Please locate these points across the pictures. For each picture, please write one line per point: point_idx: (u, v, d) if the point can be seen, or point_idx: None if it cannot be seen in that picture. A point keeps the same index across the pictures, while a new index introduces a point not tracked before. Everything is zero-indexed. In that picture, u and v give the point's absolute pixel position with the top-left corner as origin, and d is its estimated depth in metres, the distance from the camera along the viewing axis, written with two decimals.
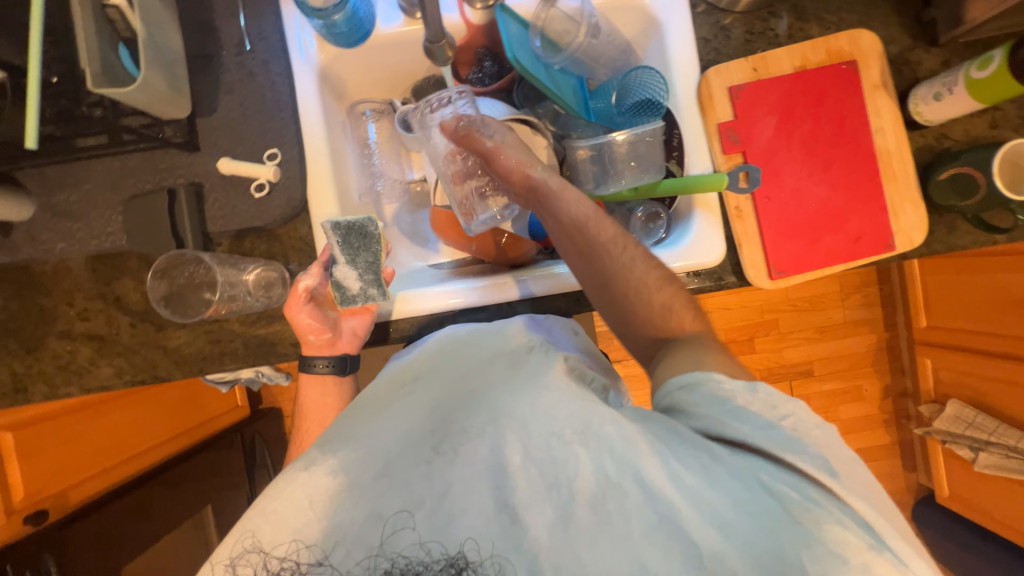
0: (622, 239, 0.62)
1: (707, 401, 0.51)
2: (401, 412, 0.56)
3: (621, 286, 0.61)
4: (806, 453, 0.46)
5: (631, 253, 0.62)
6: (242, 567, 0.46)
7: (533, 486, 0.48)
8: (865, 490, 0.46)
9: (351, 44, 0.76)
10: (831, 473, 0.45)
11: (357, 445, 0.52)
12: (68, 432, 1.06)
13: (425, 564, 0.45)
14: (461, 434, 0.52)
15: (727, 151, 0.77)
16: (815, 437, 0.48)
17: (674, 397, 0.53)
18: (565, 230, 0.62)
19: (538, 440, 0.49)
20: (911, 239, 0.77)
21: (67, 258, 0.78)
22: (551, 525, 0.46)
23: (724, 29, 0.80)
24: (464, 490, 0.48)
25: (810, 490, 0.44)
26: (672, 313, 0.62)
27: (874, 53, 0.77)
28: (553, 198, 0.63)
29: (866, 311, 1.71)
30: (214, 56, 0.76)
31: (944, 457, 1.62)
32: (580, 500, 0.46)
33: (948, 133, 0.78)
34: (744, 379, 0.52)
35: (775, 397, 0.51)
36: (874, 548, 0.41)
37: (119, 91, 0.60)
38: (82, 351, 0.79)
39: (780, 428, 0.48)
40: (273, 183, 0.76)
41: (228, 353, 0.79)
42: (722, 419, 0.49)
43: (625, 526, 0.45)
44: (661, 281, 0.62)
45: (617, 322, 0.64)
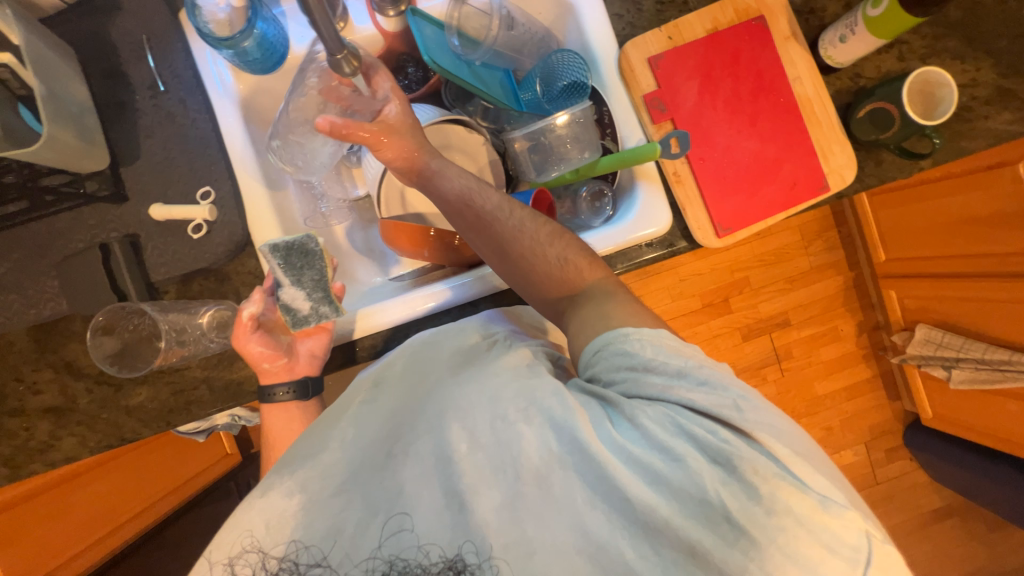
0: (508, 203, 0.66)
1: (620, 359, 0.53)
2: (355, 420, 0.55)
3: (515, 247, 0.64)
4: (709, 393, 0.48)
5: (516, 215, 0.65)
6: (241, 566, 0.47)
7: (478, 471, 0.49)
8: (774, 419, 0.48)
9: (267, 69, 0.75)
10: (737, 410, 0.48)
11: (316, 459, 0.52)
12: (48, 510, 1.01)
13: (423, 566, 0.47)
14: (414, 432, 0.53)
15: (657, 121, 0.79)
16: (722, 375, 0.51)
17: (591, 362, 0.55)
18: (455, 207, 0.68)
19: (481, 427, 0.51)
20: (844, 177, 0.79)
21: (8, 332, 0.75)
22: (499, 506, 0.48)
23: (635, 3, 0.81)
24: (415, 487, 0.49)
25: (724, 432, 0.47)
26: (569, 264, 0.63)
27: (779, 5, 0.80)
28: (437, 178, 0.69)
29: (829, 254, 1.77)
30: (127, 102, 0.74)
31: (922, 380, 1.68)
32: (526, 479, 0.48)
33: (861, 72, 0.81)
34: (649, 328, 0.54)
35: (678, 344, 0.53)
36: (779, 475, 0.44)
37: (24, 151, 0.59)
38: (40, 426, 0.76)
39: (684, 375, 0.50)
40: (211, 223, 0.74)
41: (194, 401, 0.76)
42: (639, 375, 0.51)
43: (569, 496, 0.48)
44: (552, 236, 0.65)
45: (523, 286, 0.66)
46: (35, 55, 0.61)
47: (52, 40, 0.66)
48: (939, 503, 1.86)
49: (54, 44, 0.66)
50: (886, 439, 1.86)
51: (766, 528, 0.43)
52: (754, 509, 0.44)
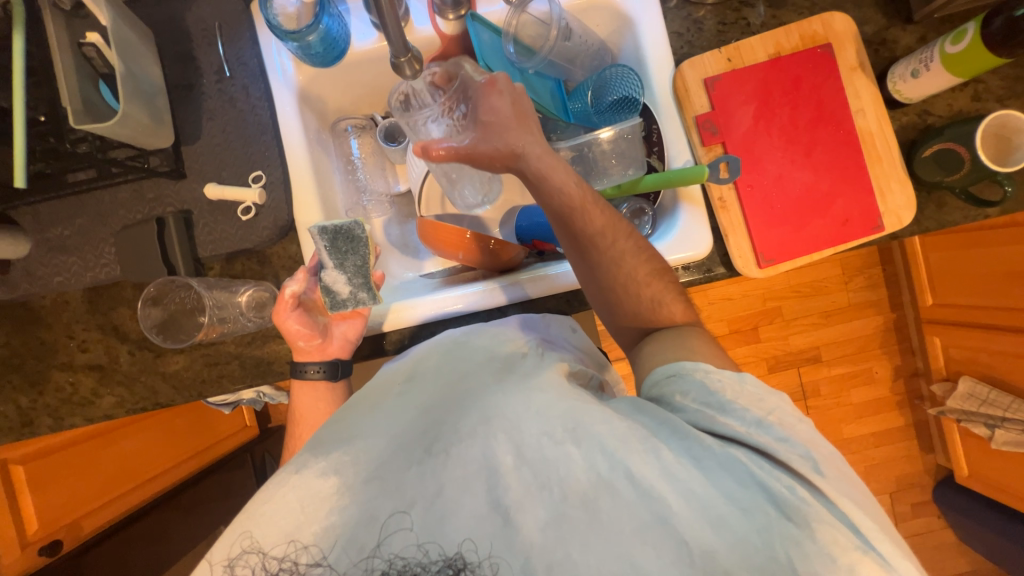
0: (613, 229, 0.65)
1: (695, 391, 0.54)
2: (387, 411, 0.57)
3: (614, 280, 0.65)
4: (788, 448, 0.49)
5: (620, 246, 0.65)
6: (241, 567, 0.46)
7: (525, 485, 0.48)
8: (848, 488, 0.49)
9: (327, 63, 0.77)
10: (816, 471, 0.48)
11: (349, 444, 0.53)
12: (83, 459, 1.09)
13: (423, 565, 0.45)
14: (451, 433, 0.52)
15: (707, 143, 0.77)
16: (801, 434, 0.51)
17: (662, 384, 0.57)
18: (559, 217, 0.64)
19: (531, 442, 0.50)
20: (901, 219, 0.76)
21: (65, 291, 0.79)
22: (545, 525, 0.46)
23: (696, 22, 0.80)
24: (457, 491, 0.48)
25: (801, 491, 0.47)
26: (662, 308, 0.66)
27: (849, 34, 0.77)
28: (540, 182, 0.64)
29: (871, 292, 1.69)
30: (194, 85, 0.78)
31: (961, 436, 1.59)
32: (574, 500, 0.47)
33: (930, 109, 0.77)
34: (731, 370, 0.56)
35: (759, 393, 0.54)
36: (856, 549, 0.44)
37: (100, 125, 0.62)
38: (85, 382, 0.80)
39: (765, 425, 0.51)
40: (259, 206, 0.77)
41: (226, 375, 0.80)
42: (713, 414, 0.52)
43: (621, 526, 0.46)
44: (650, 275, 0.66)
45: (605, 311, 0.69)
46: (119, 37, 0.65)
47: (134, 22, 0.70)
48: (965, 567, 1.75)
49: (136, 26, 0.70)
50: (914, 493, 1.76)
51: None
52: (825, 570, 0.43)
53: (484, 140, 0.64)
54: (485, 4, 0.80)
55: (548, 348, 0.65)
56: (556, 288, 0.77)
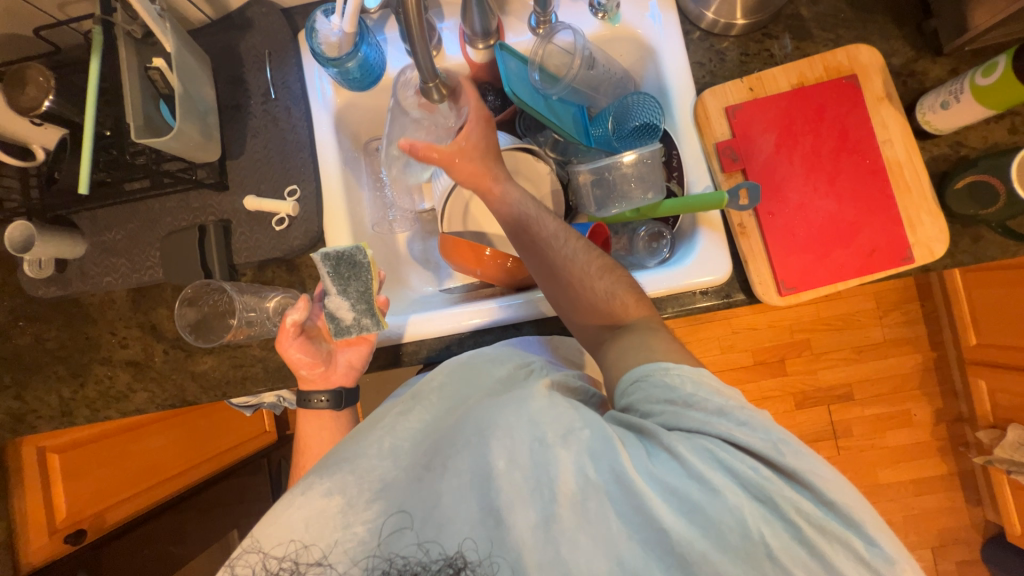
0: (565, 233, 0.69)
1: (658, 392, 0.52)
2: (388, 431, 0.56)
3: (566, 275, 0.66)
4: (753, 432, 0.47)
5: (571, 245, 0.67)
6: (241, 566, 0.47)
7: (517, 488, 0.47)
8: (820, 463, 0.46)
9: (364, 87, 0.83)
10: (778, 453, 0.46)
11: (351, 464, 0.52)
12: (107, 453, 1.13)
13: (423, 564, 0.46)
14: (450, 447, 0.52)
15: (727, 169, 0.77)
16: (762, 417, 0.49)
17: (627, 392, 0.55)
18: (512, 228, 0.71)
19: (522, 447, 0.49)
20: (932, 250, 0.73)
21: (113, 290, 0.85)
22: (536, 525, 0.46)
23: (719, 53, 0.82)
24: (453, 499, 0.48)
25: (765, 470, 0.45)
26: (616, 299, 0.65)
27: (875, 65, 0.77)
28: (499, 201, 0.72)
29: (907, 328, 1.61)
30: (242, 105, 0.84)
31: (1012, 489, 1.46)
32: (563, 501, 0.46)
33: (963, 141, 0.75)
34: (689, 365, 0.54)
35: (718, 382, 0.52)
36: (823, 519, 0.43)
37: (156, 140, 0.68)
38: (121, 376, 0.85)
39: (726, 412, 0.49)
40: (292, 217, 0.81)
41: (250, 376, 0.83)
42: (678, 410, 0.50)
43: (606, 520, 0.46)
44: (602, 270, 0.67)
45: (567, 312, 0.68)
46: (181, 62, 0.72)
47: (195, 49, 0.78)
48: None
49: (196, 53, 0.78)
50: (958, 550, 1.62)
51: (807, 567, 0.43)
52: (795, 546, 0.43)
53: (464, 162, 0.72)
54: (513, 35, 0.84)
55: (551, 367, 0.67)
56: None
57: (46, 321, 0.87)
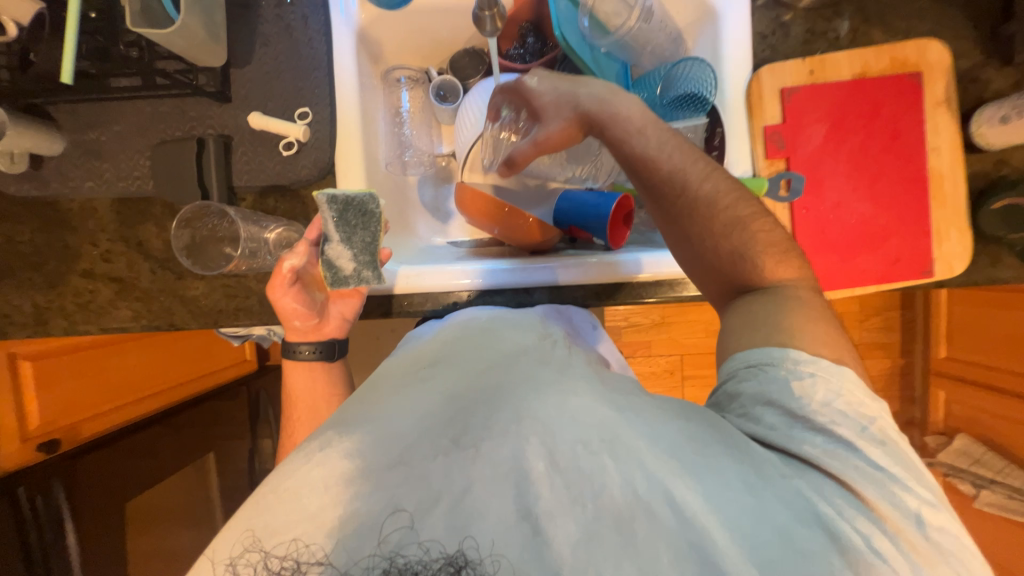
0: (697, 170, 0.62)
1: (779, 395, 0.49)
2: (417, 400, 0.52)
3: (693, 221, 0.61)
4: (880, 485, 0.44)
5: (705, 186, 0.61)
6: (243, 567, 0.41)
7: (556, 495, 0.42)
8: (944, 546, 0.43)
9: (393, 6, 0.74)
10: (908, 518, 0.43)
11: (372, 427, 0.48)
12: (84, 366, 1.08)
13: (423, 564, 0.39)
14: (481, 428, 0.47)
15: (770, 156, 0.74)
16: (896, 470, 0.46)
17: (742, 376, 0.52)
18: (633, 164, 0.63)
19: (564, 447, 0.44)
20: (951, 268, 0.73)
21: (94, 197, 0.78)
22: (576, 542, 0.40)
23: (783, 26, 0.75)
24: (481, 490, 0.42)
25: (881, 543, 0.42)
26: (747, 262, 0.59)
27: (942, 66, 0.72)
28: (615, 135, 0.64)
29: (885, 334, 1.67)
30: (252, 5, 0.74)
31: None
32: (608, 519, 0.41)
33: (1008, 160, 0.74)
34: (828, 362, 0.50)
35: (854, 406, 0.48)
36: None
37: (156, 32, 0.59)
38: (103, 291, 0.80)
39: (868, 435, 0.47)
40: (302, 143, 0.75)
41: (243, 308, 0.79)
42: (792, 429, 0.47)
43: (658, 551, 0.40)
44: (736, 221, 0.60)
45: (690, 261, 0.63)
46: None
47: None
48: None
49: None
50: None
51: None
52: None
53: (553, 120, 0.68)
54: None
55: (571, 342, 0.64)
56: (588, 279, 0.77)
57: (18, 222, 0.79)
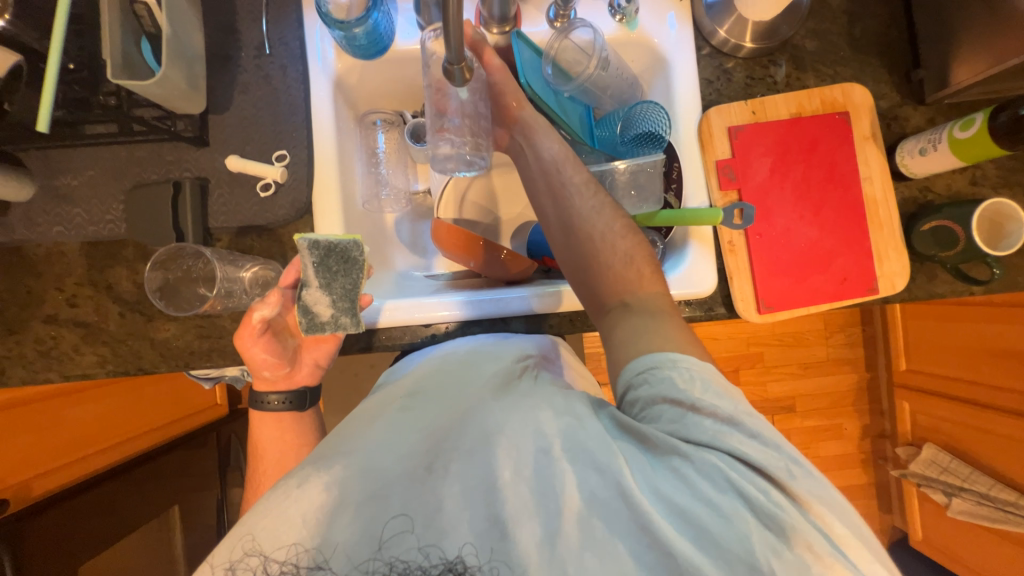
0: (591, 185, 0.72)
1: (666, 393, 0.53)
2: (392, 426, 0.57)
3: (588, 230, 0.69)
4: (761, 450, 0.49)
5: (599, 199, 0.71)
6: (242, 570, 0.44)
7: (523, 502, 0.49)
8: (825, 490, 0.49)
9: (369, 56, 0.79)
10: (790, 475, 0.48)
11: (348, 459, 0.52)
12: (40, 418, 1.03)
13: (423, 568, 0.45)
14: (452, 451, 0.53)
15: (723, 187, 0.80)
16: (769, 432, 0.52)
17: (634, 383, 0.56)
18: (538, 174, 0.74)
19: (527, 458, 0.51)
20: (894, 284, 0.80)
21: (63, 242, 0.77)
22: (541, 542, 0.47)
23: (726, 73, 0.84)
24: (455, 505, 0.49)
25: (776, 495, 0.47)
26: (633, 265, 0.66)
27: (865, 106, 0.81)
28: (532, 145, 0.76)
29: (848, 350, 1.75)
30: (232, 57, 0.77)
31: (919, 501, 1.63)
32: (570, 517, 0.48)
33: (931, 186, 0.82)
34: (696, 361, 0.56)
35: (725, 388, 0.54)
36: (834, 556, 0.44)
37: (136, 83, 0.61)
38: (67, 337, 0.78)
39: (742, 416, 0.52)
40: (279, 184, 0.76)
41: (216, 349, 0.78)
42: (684, 419, 0.51)
43: (612, 543, 0.47)
44: (625, 231, 0.69)
45: (579, 268, 0.69)
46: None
47: None
48: None
49: None
50: None
51: None
52: None
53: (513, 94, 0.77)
54: (528, 24, 0.82)
55: (546, 366, 0.71)
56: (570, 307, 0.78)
57: None
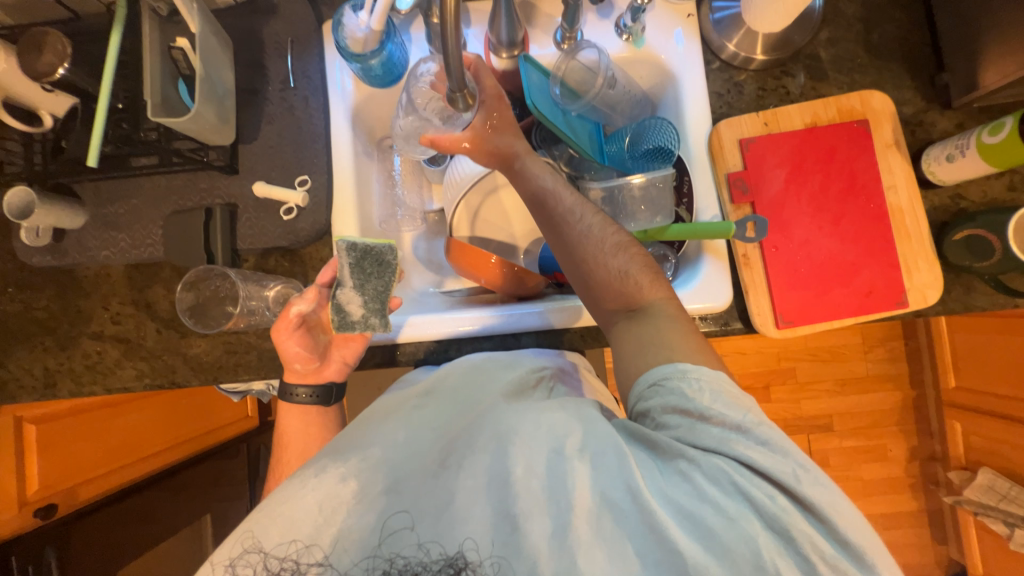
0: (581, 206, 0.69)
1: (675, 401, 0.54)
2: (402, 422, 0.59)
3: (581, 252, 0.67)
4: (770, 455, 0.49)
5: (587, 219, 0.68)
6: (242, 567, 0.48)
7: (534, 498, 0.50)
8: (836, 495, 0.48)
9: (384, 84, 0.82)
10: (797, 480, 0.48)
11: (363, 452, 0.55)
12: (88, 428, 1.10)
13: (423, 564, 0.48)
14: (465, 447, 0.54)
15: (736, 201, 0.79)
16: (780, 438, 0.51)
17: (645, 395, 0.56)
18: (532, 204, 0.71)
19: (539, 456, 0.52)
20: (926, 297, 0.76)
21: (109, 265, 0.84)
22: (551, 536, 0.48)
23: (737, 85, 0.83)
24: (466, 500, 0.50)
25: (782, 499, 0.48)
26: (630, 279, 0.65)
27: (886, 113, 0.79)
28: (521, 176, 0.72)
29: (890, 365, 1.65)
30: (260, 91, 0.83)
31: (977, 531, 1.50)
32: (580, 514, 0.49)
33: (964, 194, 0.78)
34: (708, 370, 0.55)
35: (736, 395, 0.54)
36: (835, 555, 0.46)
37: (174, 120, 0.67)
38: (110, 352, 0.84)
39: (749, 426, 0.51)
40: (301, 207, 0.81)
41: (242, 364, 0.82)
42: (694, 428, 0.52)
43: (619, 541, 0.48)
44: (616, 248, 0.66)
45: (583, 291, 0.69)
46: (203, 43, 0.71)
47: (218, 31, 0.77)
48: None
49: (218, 34, 0.77)
50: None
51: None
52: None
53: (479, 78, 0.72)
54: (536, 47, 0.85)
55: (561, 379, 0.70)
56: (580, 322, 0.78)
57: (37, 291, 0.85)
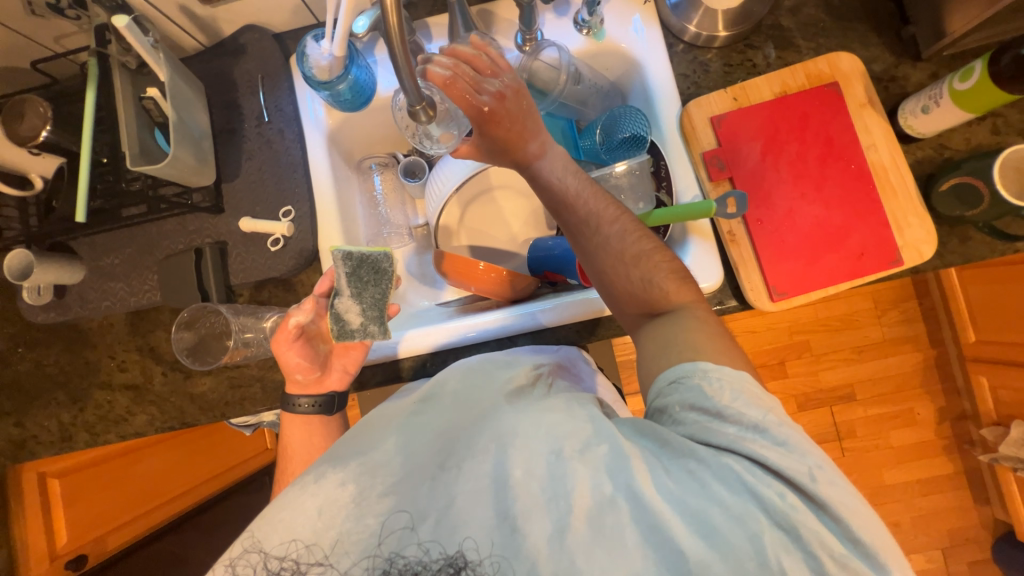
0: (602, 211, 0.67)
1: (693, 398, 0.53)
2: (398, 430, 0.58)
3: (601, 263, 0.67)
4: (787, 455, 0.48)
5: (614, 227, 0.67)
6: (243, 567, 0.48)
7: (534, 498, 0.49)
8: (849, 494, 0.48)
9: (355, 107, 0.84)
10: (811, 480, 0.48)
11: (364, 456, 0.54)
12: (111, 477, 1.13)
13: (423, 564, 0.48)
14: (465, 451, 0.54)
15: (714, 178, 0.79)
16: (797, 438, 0.50)
17: (664, 392, 0.56)
18: (551, 208, 0.70)
19: (538, 458, 0.51)
20: (921, 252, 0.74)
21: (111, 314, 0.86)
22: (551, 536, 0.48)
23: (703, 64, 0.83)
24: (467, 503, 0.50)
25: (792, 497, 0.47)
26: (654, 287, 0.65)
27: (856, 72, 0.78)
28: (539, 179, 0.71)
29: (906, 327, 1.61)
30: (236, 129, 0.86)
31: (1020, 488, 1.45)
32: (579, 514, 0.48)
33: (947, 143, 0.77)
34: (730, 369, 0.54)
35: (758, 394, 0.53)
36: (844, 554, 0.46)
37: (153, 167, 0.70)
38: (120, 400, 0.86)
39: (766, 425, 0.50)
40: (287, 237, 0.83)
41: (248, 397, 0.83)
42: (710, 425, 0.51)
43: (623, 539, 0.47)
44: (637, 257, 0.65)
45: (606, 295, 0.69)
46: (173, 90, 0.74)
47: (188, 77, 0.79)
48: None
49: (189, 79, 0.79)
50: (969, 551, 1.62)
51: None
52: None
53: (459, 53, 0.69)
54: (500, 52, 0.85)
55: (559, 374, 0.70)
56: (576, 318, 0.78)
57: (45, 347, 0.87)
